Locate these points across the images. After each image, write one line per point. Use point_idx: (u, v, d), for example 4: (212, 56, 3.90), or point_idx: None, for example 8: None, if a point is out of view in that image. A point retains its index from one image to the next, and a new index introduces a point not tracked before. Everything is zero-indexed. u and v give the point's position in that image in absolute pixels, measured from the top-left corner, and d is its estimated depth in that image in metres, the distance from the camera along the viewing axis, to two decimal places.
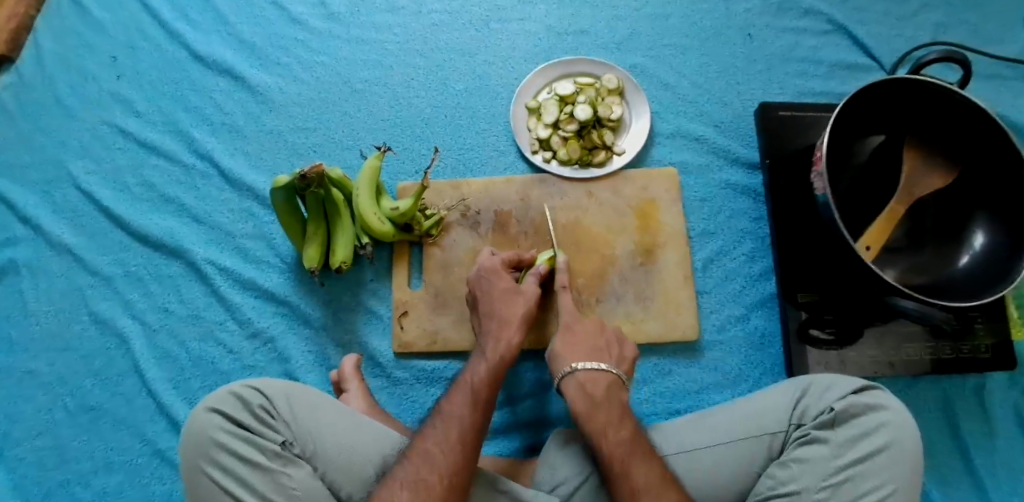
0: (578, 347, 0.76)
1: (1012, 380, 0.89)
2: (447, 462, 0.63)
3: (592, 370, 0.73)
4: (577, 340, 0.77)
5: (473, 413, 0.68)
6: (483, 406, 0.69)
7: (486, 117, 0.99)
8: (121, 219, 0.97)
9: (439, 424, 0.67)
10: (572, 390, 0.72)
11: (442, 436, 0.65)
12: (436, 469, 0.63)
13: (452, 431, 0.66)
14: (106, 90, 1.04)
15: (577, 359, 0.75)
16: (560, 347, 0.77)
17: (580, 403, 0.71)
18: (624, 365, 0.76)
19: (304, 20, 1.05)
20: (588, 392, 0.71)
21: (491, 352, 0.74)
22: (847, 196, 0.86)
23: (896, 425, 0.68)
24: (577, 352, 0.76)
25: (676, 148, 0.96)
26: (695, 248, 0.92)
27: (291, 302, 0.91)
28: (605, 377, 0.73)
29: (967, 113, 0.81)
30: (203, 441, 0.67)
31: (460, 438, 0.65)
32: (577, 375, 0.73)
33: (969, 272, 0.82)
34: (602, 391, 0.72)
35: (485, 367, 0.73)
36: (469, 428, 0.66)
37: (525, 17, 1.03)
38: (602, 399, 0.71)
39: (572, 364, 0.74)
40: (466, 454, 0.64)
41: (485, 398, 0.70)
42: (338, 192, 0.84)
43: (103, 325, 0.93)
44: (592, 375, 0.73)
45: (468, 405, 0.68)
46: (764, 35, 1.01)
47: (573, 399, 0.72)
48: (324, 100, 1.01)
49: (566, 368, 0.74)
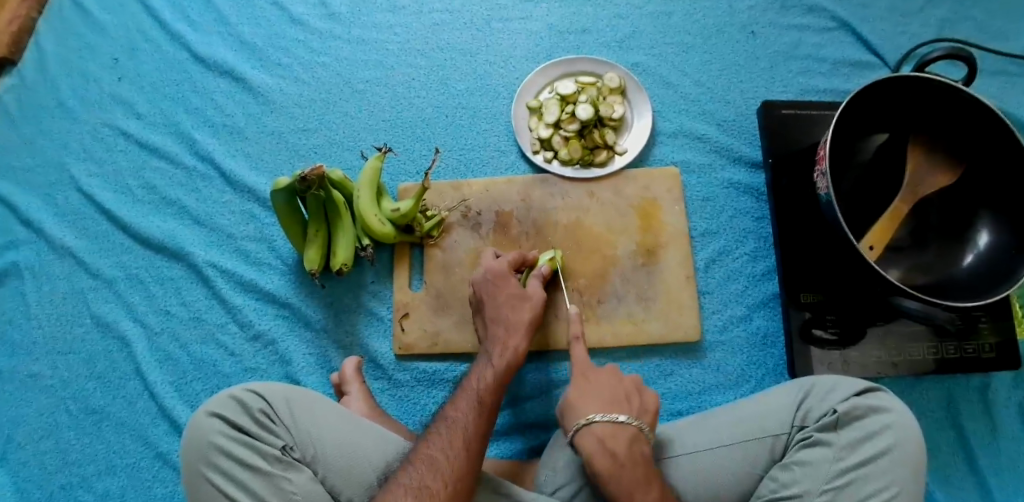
0: (594, 397, 0.71)
1: (1016, 380, 0.88)
2: (452, 467, 0.63)
3: (611, 423, 0.68)
4: (593, 390, 0.72)
5: (479, 419, 0.68)
6: (487, 412, 0.69)
7: (487, 117, 0.98)
8: (122, 222, 0.97)
9: (444, 431, 0.67)
10: (592, 446, 0.67)
11: (446, 443, 0.65)
12: (441, 475, 0.62)
13: (457, 438, 0.66)
14: (106, 91, 1.04)
15: (595, 410, 0.69)
16: (574, 393, 0.72)
17: (601, 461, 0.65)
18: (645, 415, 0.70)
19: (304, 20, 1.04)
20: (610, 449, 0.66)
21: (497, 358, 0.75)
22: (851, 195, 0.86)
23: (899, 427, 0.68)
24: (595, 402, 0.70)
25: (678, 148, 0.95)
26: (697, 248, 0.91)
27: (292, 303, 0.91)
28: (626, 430, 0.68)
29: (972, 110, 0.81)
30: (203, 445, 0.67)
31: (466, 444, 0.65)
32: (595, 428, 0.68)
33: (973, 271, 0.81)
34: (624, 446, 0.66)
35: (490, 373, 0.73)
36: (474, 434, 0.66)
37: (526, 16, 1.02)
38: (625, 457, 0.65)
39: (589, 417, 0.68)
40: (470, 461, 0.64)
41: (490, 404, 0.70)
42: (338, 194, 0.84)
43: (105, 328, 0.93)
44: (613, 430, 0.67)
45: (474, 410, 0.69)
46: (767, 32, 1.00)
47: (593, 457, 0.66)
48: (324, 101, 1.01)
49: (584, 422, 0.68)
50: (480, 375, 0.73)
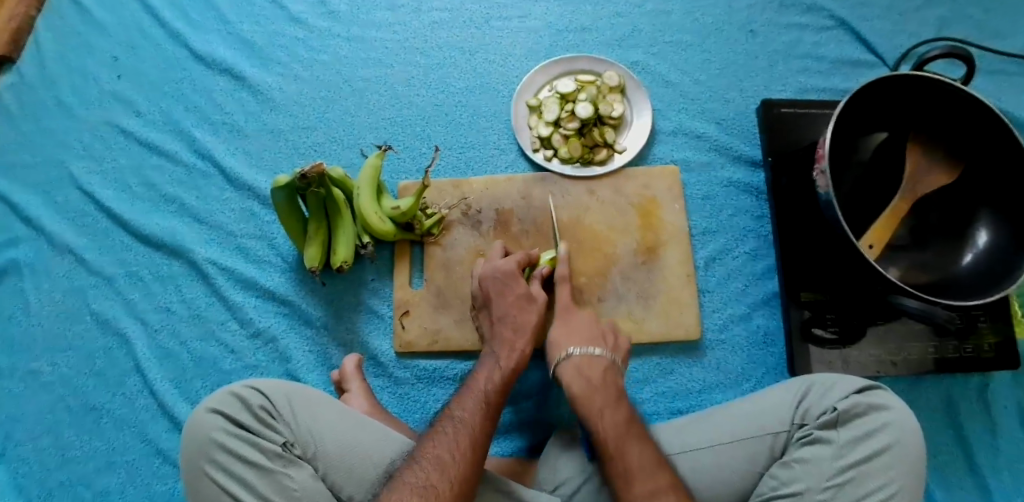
0: (573, 336, 0.79)
1: (1015, 378, 0.89)
2: (457, 468, 0.63)
3: (586, 355, 0.76)
4: (573, 331, 0.80)
5: (486, 421, 0.68)
6: (492, 412, 0.69)
7: (487, 115, 0.98)
8: (122, 219, 0.97)
9: (450, 430, 0.66)
10: (570, 375, 0.74)
11: (453, 443, 0.65)
12: (447, 477, 0.62)
13: (463, 438, 0.65)
14: (106, 89, 1.04)
15: (573, 346, 0.77)
16: (554, 332, 0.80)
17: (575, 385, 0.73)
18: (618, 352, 0.79)
19: (303, 18, 1.04)
20: (585, 375, 0.74)
21: (504, 359, 0.75)
22: (851, 194, 0.86)
23: (900, 425, 0.68)
24: (573, 339, 0.78)
25: (678, 146, 0.96)
26: (697, 246, 0.91)
27: (292, 301, 0.91)
28: (600, 361, 0.75)
29: (972, 109, 0.81)
30: (203, 441, 0.67)
31: (472, 446, 0.65)
32: (571, 360, 0.76)
33: (972, 270, 0.82)
34: (597, 374, 0.74)
35: (497, 374, 0.74)
36: (481, 435, 0.66)
37: (526, 14, 1.02)
38: (599, 382, 0.73)
39: (567, 351, 0.77)
40: (475, 463, 0.64)
41: (495, 405, 0.70)
42: (338, 192, 0.84)
43: (105, 326, 0.93)
44: (588, 360, 0.75)
45: (481, 410, 0.69)
46: (766, 32, 1.00)
47: (569, 382, 0.74)
48: (324, 99, 1.01)
49: (561, 355, 0.76)
50: (489, 376, 0.73)
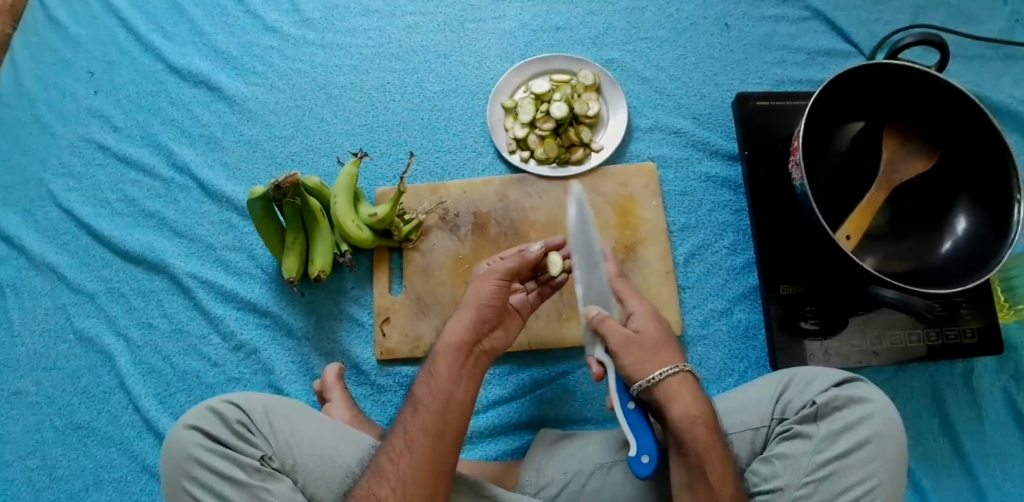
0: (668, 345, 0.71)
1: (1000, 364, 0.88)
2: (396, 472, 0.62)
3: (692, 376, 0.69)
4: (660, 340, 0.71)
5: (419, 418, 0.65)
6: (433, 408, 0.65)
7: (463, 118, 0.98)
8: (101, 235, 0.97)
9: (392, 439, 0.65)
10: (685, 398, 0.68)
11: (392, 451, 0.64)
12: (385, 482, 0.62)
13: (400, 444, 0.64)
14: (83, 105, 1.04)
15: (673, 360, 0.69)
16: (647, 330, 0.72)
17: (687, 409, 0.67)
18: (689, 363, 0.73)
19: (277, 27, 1.04)
20: (698, 399, 0.68)
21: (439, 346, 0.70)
22: (829, 184, 0.85)
23: (881, 418, 0.68)
24: (671, 350, 0.71)
25: (655, 143, 0.95)
26: (677, 242, 0.91)
27: (273, 312, 0.91)
28: (691, 381, 0.69)
29: (947, 95, 0.80)
30: (182, 457, 0.67)
31: (410, 450, 0.64)
32: (686, 376, 0.69)
33: (951, 257, 0.81)
34: (698, 399, 0.68)
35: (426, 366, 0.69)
36: (418, 436, 0.64)
37: (500, 15, 1.02)
38: (706, 409, 0.68)
39: (676, 365, 0.69)
40: (417, 465, 0.62)
41: (437, 399, 0.66)
42: (314, 201, 0.85)
43: (89, 343, 0.93)
44: (694, 382, 0.69)
45: (411, 411, 0.66)
46: (742, 25, 1.00)
47: (682, 408, 0.67)
48: (300, 108, 1.00)
49: (675, 366, 0.68)
50: (428, 370, 0.69)
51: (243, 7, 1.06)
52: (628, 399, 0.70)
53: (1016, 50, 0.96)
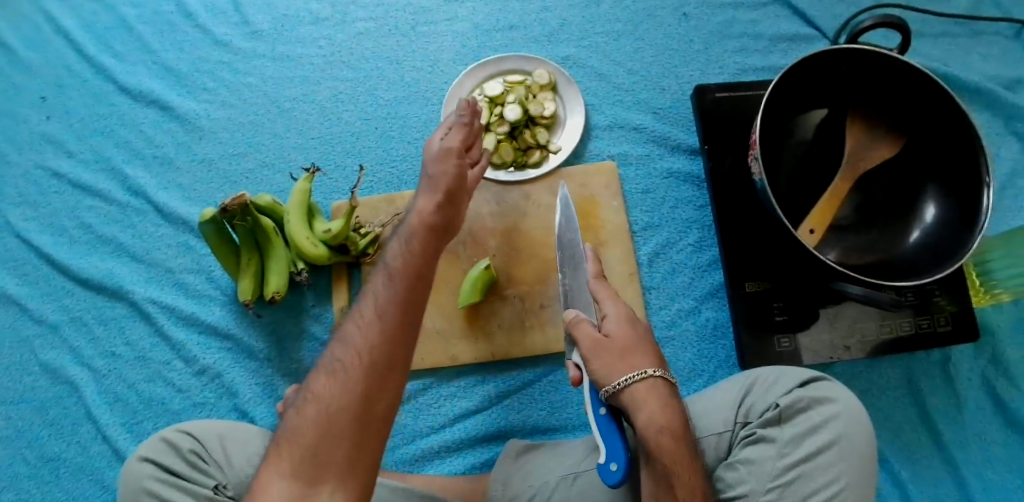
0: (640, 351, 0.66)
1: (978, 350, 0.86)
2: (364, 339, 0.54)
3: (667, 381, 0.65)
4: (635, 344, 0.66)
5: (392, 285, 0.57)
6: (405, 276, 0.57)
7: (418, 126, 0.96)
8: (61, 264, 0.96)
9: (360, 308, 0.57)
10: (654, 404, 0.62)
11: (359, 320, 0.56)
12: (353, 350, 0.54)
13: (368, 310, 0.56)
14: (36, 132, 1.02)
15: (647, 364, 0.64)
16: (618, 335, 0.66)
17: (655, 416, 0.62)
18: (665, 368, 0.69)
19: (227, 41, 1.02)
20: (670, 406, 0.63)
21: (408, 227, 0.63)
22: (793, 177, 0.82)
23: (845, 419, 0.66)
24: (645, 354, 0.66)
25: (615, 141, 0.93)
26: (640, 243, 0.89)
27: (235, 335, 0.90)
28: (664, 385, 0.64)
29: (909, 77, 0.77)
30: (135, 489, 0.67)
31: (379, 316, 0.55)
32: (657, 381, 0.64)
33: (920, 247, 0.78)
34: (669, 405, 0.63)
35: (397, 243, 0.61)
36: (389, 303, 0.55)
37: (451, 17, 0.99)
38: (678, 418, 0.63)
39: (650, 371, 0.63)
40: (387, 332, 0.54)
41: (408, 268, 0.58)
42: (267, 220, 0.83)
43: (53, 374, 0.92)
44: (668, 387, 0.64)
45: (383, 276, 0.58)
46: (701, 13, 0.97)
47: (655, 415, 0.62)
48: (253, 123, 0.98)
49: (643, 372, 0.63)
50: (401, 243, 0.61)
51: (191, 22, 1.03)
52: (600, 405, 0.65)
53: (986, 24, 0.93)
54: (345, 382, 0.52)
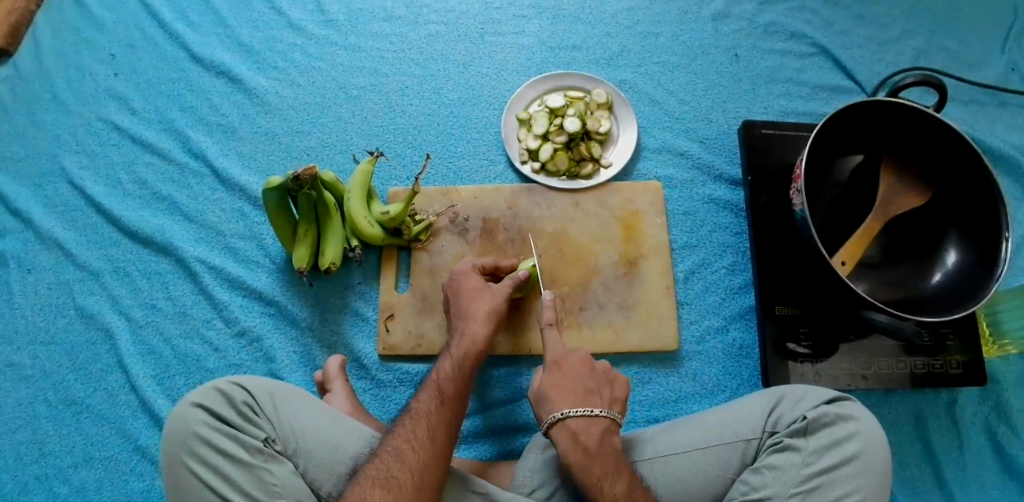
0: (568, 392, 0.75)
1: (983, 397, 0.91)
2: (417, 459, 0.65)
3: (586, 416, 0.72)
4: (565, 383, 0.76)
5: (442, 409, 0.70)
6: (451, 404, 0.71)
7: (477, 126, 1.01)
8: (112, 216, 0.98)
9: (410, 424, 0.68)
10: (565, 440, 0.71)
11: (411, 436, 0.67)
12: (407, 466, 0.64)
13: (421, 431, 0.67)
14: (102, 87, 1.05)
15: (566, 405, 0.73)
16: (547, 384, 0.76)
17: (568, 453, 0.70)
18: (615, 406, 0.75)
19: (301, 25, 1.07)
20: (582, 442, 0.70)
21: (457, 349, 0.76)
22: (826, 214, 0.89)
23: (865, 436, 0.70)
24: (569, 393, 0.74)
25: (661, 163, 0.99)
26: (678, 260, 0.94)
27: (279, 302, 0.92)
28: (596, 421, 0.72)
29: (941, 134, 0.84)
30: (186, 434, 0.67)
31: (430, 438, 0.67)
32: (567, 423, 0.72)
33: (941, 288, 0.84)
34: (595, 440, 0.71)
35: (451, 366, 0.74)
36: (438, 427, 0.68)
37: (518, 30, 1.06)
38: (596, 449, 0.70)
39: (562, 411, 0.73)
40: (436, 456, 0.66)
41: (454, 396, 0.72)
42: (329, 195, 0.86)
43: (90, 320, 0.94)
44: (584, 422, 0.72)
45: (436, 402, 0.70)
46: (751, 56, 1.04)
47: (566, 447, 0.70)
48: (318, 105, 1.03)
49: (557, 414, 0.72)
50: (443, 369, 0.74)
51: (268, 3, 1.09)
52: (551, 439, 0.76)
53: (1010, 97, 1.02)
54: (399, 497, 0.62)
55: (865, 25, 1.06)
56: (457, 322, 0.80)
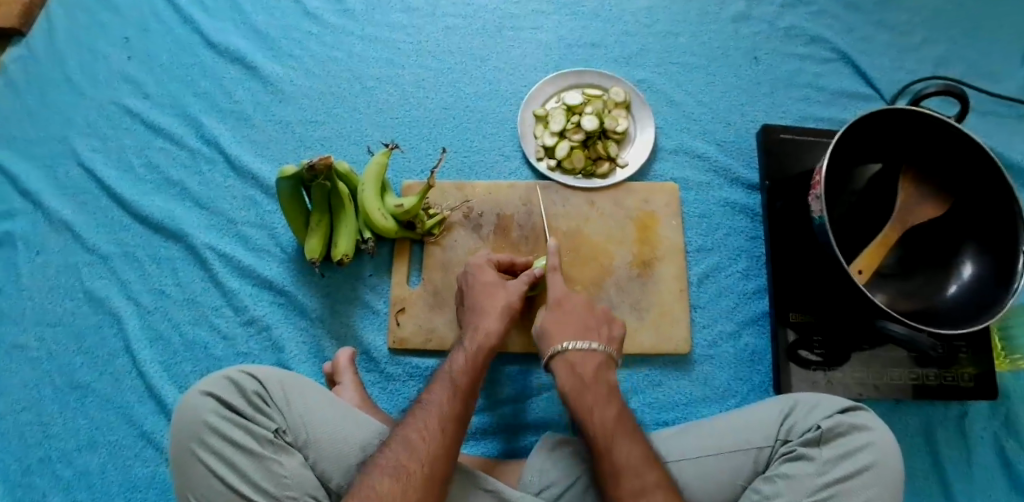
0: (567, 327, 0.76)
1: (992, 411, 0.91)
2: (427, 450, 0.64)
3: (583, 349, 0.74)
4: (566, 318, 0.77)
5: (455, 401, 0.68)
6: (463, 396, 0.69)
7: (493, 121, 1.00)
8: (122, 200, 0.97)
9: (421, 416, 0.67)
10: (561, 370, 0.73)
11: (422, 426, 0.66)
12: (417, 456, 0.63)
13: (432, 421, 0.66)
14: (115, 69, 1.04)
15: (566, 338, 0.75)
16: (549, 320, 0.78)
17: (564, 380, 0.72)
18: (613, 344, 0.77)
19: (318, 14, 1.06)
20: (578, 372, 0.72)
21: (471, 343, 0.75)
22: (844, 221, 0.88)
23: (880, 446, 0.69)
24: (569, 328, 0.76)
25: (678, 165, 0.98)
26: (692, 263, 0.93)
27: (289, 291, 0.92)
28: (593, 354, 0.74)
29: (961, 144, 0.84)
30: (196, 423, 0.66)
31: (440, 428, 0.66)
32: (565, 353, 0.74)
33: (957, 300, 0.84)
34: (590, 372, 0.72)
35: (464, 359, 0.73)
36: (449, 419, 0.66)
37: (537, 26, 1.05)
38: (590, 379, 0.72)
39: (562, 344, 0.74)
40: (446, 447, 0.65)
41: (467, 388, 0.70)
42: (343, 186, 0.85)
43: (97, 304, 0.93)
44: (582, 356, 0.74)
45: (448, 393, 0.69)
46: (771, 60, 1.04)
47: (563, 377, 0.73)
48: (333, 95, 1.02)
49: (557, 346, 0.74)
50: (456, 362, 0.73)
51: None
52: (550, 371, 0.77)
53: None
54: (408, 487, 0.61)
55: (886, 33, 1.05)
56: (470, 316, 0.79)
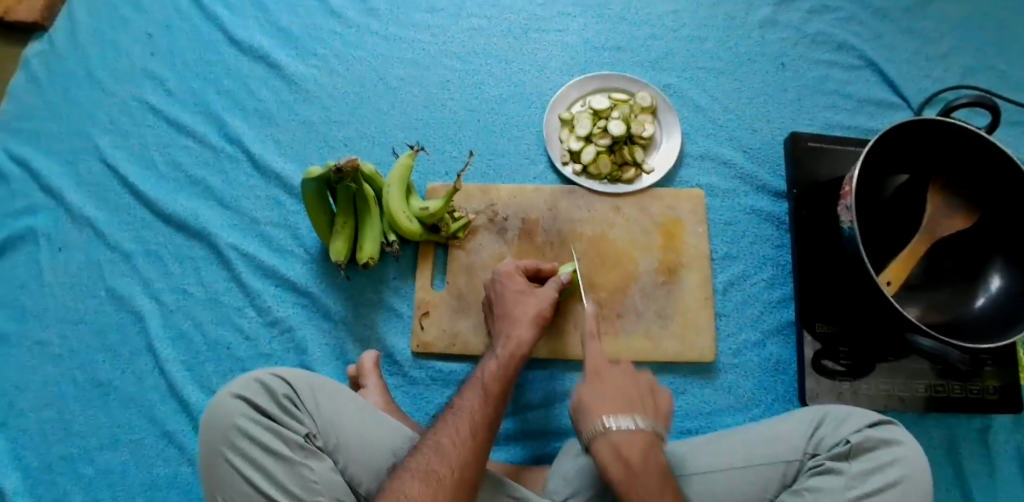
0: (611, 401, 0.66)
1: (1016, 424, 0.90)
2: (457, 454, 0.63)
3: (630, 430, 0.63)
4: (606, 390, 0.67)
5: (486, 407, 0.68)
6: (494, 402, 0.69)
7: (518, 125, 0.99)
8: (146, 198, 0.97)
9: (453, 421, 0.67)
10: (606, 452, 0.63)
11: (454, 431, 0.65)
12: (447, 461, 0.63)
13: (462, 427, 0.66)
14: (138, 66, 1.04)
15: (610, 415, 0.64)
16: (587, 395, 0.67)
17: (611, 465, 0.62)
18: (659, 418, 0.67)
19: (343, 13, 1.05)
20: (625, 456, 0.62)
21: (503, 351, 0.75)
22: (871, 232, 0.88)
23: (910, 460, 0.69)
24: (611, 403, 0.66)
25: (704, 171, 0.97)
26: (717, 270, 0.93)
27: (313, 292, 0.92)
28: (640, 434, 0.63)
29: (994, 159, 0.82)
30: (226, 425, 0.66)
31: (471, 433, 0.65)
32: (609, 436, 0.63)
33: (984, 313, 0.83)
34: (639, 455, 0.62)
35: (495, 365, 0.73)
36: (480, 424, 0.66)
37: (563, 28, 1.04)
38: (640, 466, 0.62)
39: (605, 422, 0.64)
40: (477, 453, 0.64)
41: (498, 394, 0.70)
42: (369, 189, 0.85)
43: (120, 301, 0.93)
44: (628, 436, 0.63)
45: (480, 399, 0.69)
46: (798, 66, 1.03)
47: (608, 462, 0.62)
48: (358, 95, 1.01)
49: (604, 425, 0.64)
50: (488, 368, 0.73)
51: None
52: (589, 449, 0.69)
53: None
54: (437, 491, 0.60)
55: (915, 41, 1.04)
56: (500, 323, 0.79)
